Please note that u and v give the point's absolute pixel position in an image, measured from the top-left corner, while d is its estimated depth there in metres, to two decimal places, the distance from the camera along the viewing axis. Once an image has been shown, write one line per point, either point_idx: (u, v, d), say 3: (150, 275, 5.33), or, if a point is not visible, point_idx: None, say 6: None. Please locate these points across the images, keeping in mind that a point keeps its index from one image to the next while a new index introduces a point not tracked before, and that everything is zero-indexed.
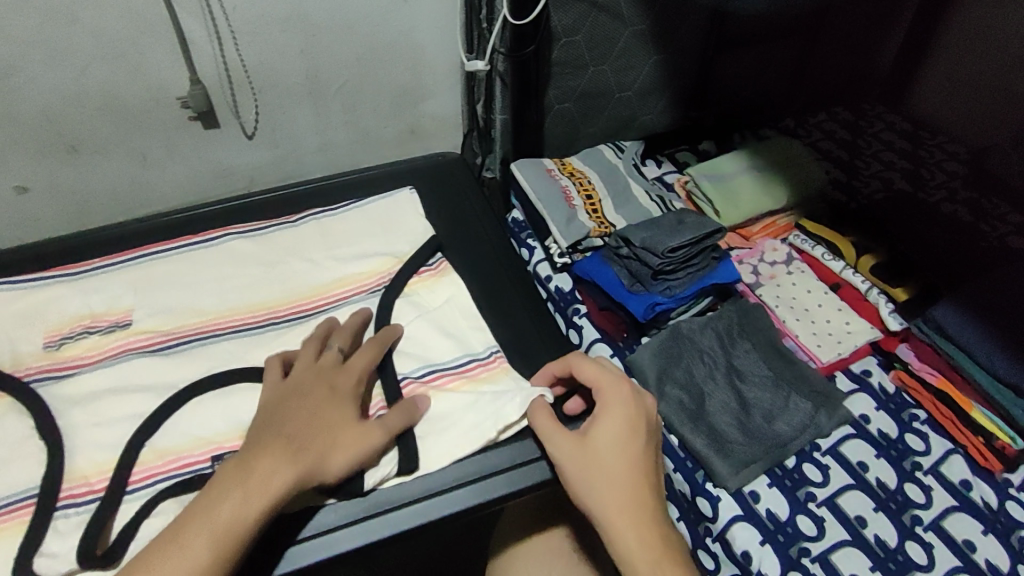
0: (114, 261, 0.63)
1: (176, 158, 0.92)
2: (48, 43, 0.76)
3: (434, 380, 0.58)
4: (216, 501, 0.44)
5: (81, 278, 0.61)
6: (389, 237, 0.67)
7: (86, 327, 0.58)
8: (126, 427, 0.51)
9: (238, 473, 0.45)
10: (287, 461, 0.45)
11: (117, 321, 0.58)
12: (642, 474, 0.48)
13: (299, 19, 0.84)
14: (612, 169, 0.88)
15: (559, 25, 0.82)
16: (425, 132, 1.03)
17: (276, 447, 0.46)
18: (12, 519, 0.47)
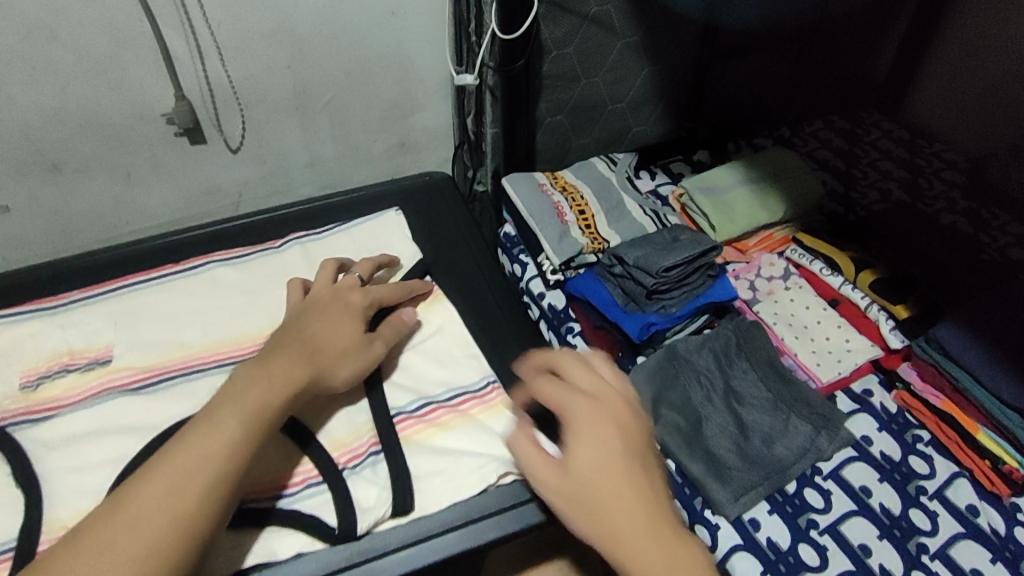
0: (92, 295, 0.66)
1: (163, 177, 0.90)
2: (27, 60, 0.74)
3: (430, 416, 0.61)
4: (229, 403, 0.48)
5: (59, 313, 0.64)
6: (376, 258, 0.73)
7: (65, 365, 0.60)
8: (106, 471, 0.53)
9: (244, 386, 0.50)
10: (305, 361, 0.54)
11: (96, 358, 0.61)
12: (633, 482, 0.45)
13: (286, 33, 0.83)
14: (605, 183, 0.86)
15: (549, 38, 0.80)
16: (417, 147, 1.01)
17: (295, 347, 0.54)
18: None
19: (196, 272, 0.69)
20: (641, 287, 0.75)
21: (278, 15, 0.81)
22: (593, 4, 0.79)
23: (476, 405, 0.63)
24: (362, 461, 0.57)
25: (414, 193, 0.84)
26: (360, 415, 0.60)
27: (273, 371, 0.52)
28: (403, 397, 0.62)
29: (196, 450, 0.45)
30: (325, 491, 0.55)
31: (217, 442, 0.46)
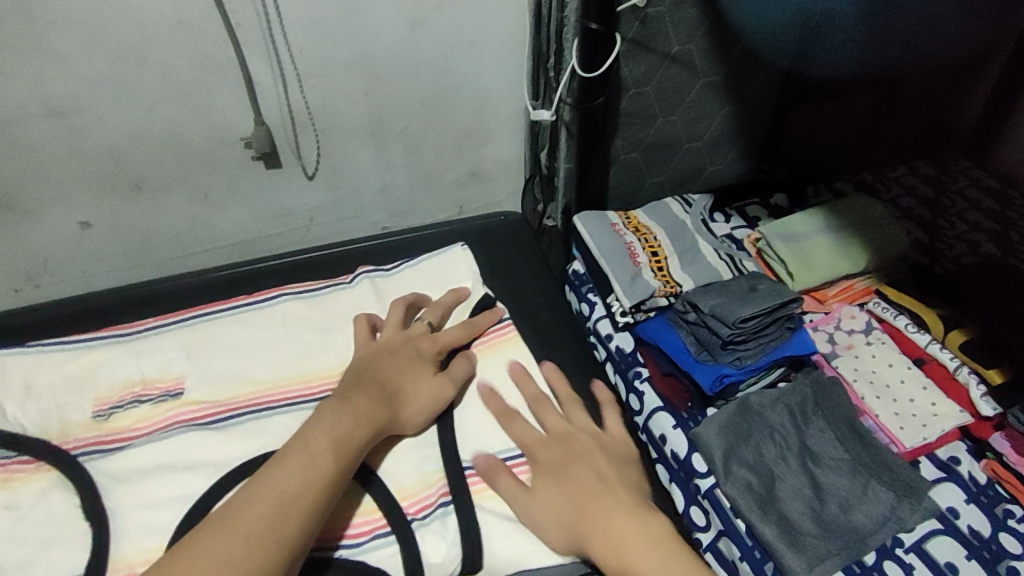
0: (168, 323, 0.68)
1: (239, 199, 0.92)
2: (118, 84, 0.77)
3: (502, 468, 0.60)
4: (319, 431, 0.51)
5: (136, 339, 0.67)
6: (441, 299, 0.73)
7: (137, 396, 0.63)
8: (173, 512, 0.54)
9: (328, 419, 0.53)
10: (381, 403, 0.57)
11: (168, 390, 0.63)
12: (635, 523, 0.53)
13: (366, 62, 0.84)
14: (679, 225, 0.85)
15: (629, 74, 0.80)
16: (487, 176, 1.01)
17: (373, 388, 0.58)
18: None
19: (270, 304, 0.70)
20: (716, 337, 0.72)
21: (360, 45, 0.82)
22: (675, 42, 0.78)
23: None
24: (432, 512, 0.57)
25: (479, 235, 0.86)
26: (431, 464, 0.60)
27: (357, 405, 0.55)
28: (473, 448, 0.61)
29: (296, 471, 0.48)
30: (392, 543, 0.55)
31: (312, 466, 0.49)
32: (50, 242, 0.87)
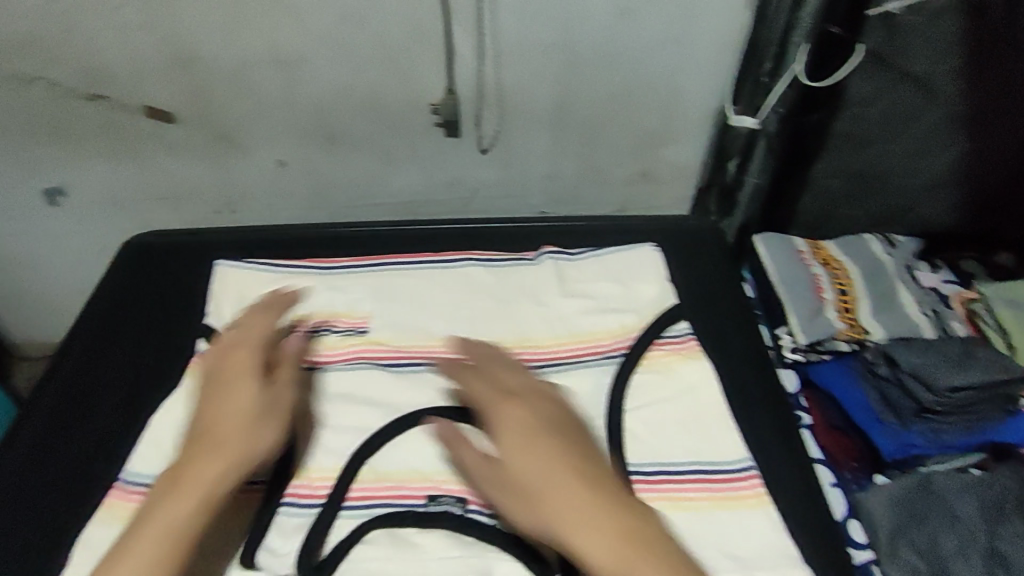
0: (357, 265, 0.70)
1: (416, 161, 0.94)
2: (338, 41, 0.82)
3: (661, 484, 0.54)
4: (244, 374, 0.55)
5: (325, 274, 0.70)
6: (625, 300, 0.65)
7: (328, 325, 0.65)
8: (352, 438, 0.58)
9: (254, 372, 0.55)
10: (275, 426, 0.53)
11: (355, 326, 0.65)
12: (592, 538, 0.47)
13: (565, 47, 0.82)
14: (878, 267, 0.76)
15: (855, 91, 0.74)
16: (660, 179, 0.96)
17: (267, 415, 0.53)
18: (242, 501, 0.55)
19: (456, 266, 0.70)
20: (911, 401, 0.65)
21: (562, 29, 0.81)
22: (920, 63, 0.72)
23: (706, 496, 0.54)
24: None
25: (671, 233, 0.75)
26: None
27: (249, 352, 0.57)
28: (641, 455, 0.56)
29: (228, 407, 0.53)
30: None
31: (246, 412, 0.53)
32: (253, 176, 0.96)
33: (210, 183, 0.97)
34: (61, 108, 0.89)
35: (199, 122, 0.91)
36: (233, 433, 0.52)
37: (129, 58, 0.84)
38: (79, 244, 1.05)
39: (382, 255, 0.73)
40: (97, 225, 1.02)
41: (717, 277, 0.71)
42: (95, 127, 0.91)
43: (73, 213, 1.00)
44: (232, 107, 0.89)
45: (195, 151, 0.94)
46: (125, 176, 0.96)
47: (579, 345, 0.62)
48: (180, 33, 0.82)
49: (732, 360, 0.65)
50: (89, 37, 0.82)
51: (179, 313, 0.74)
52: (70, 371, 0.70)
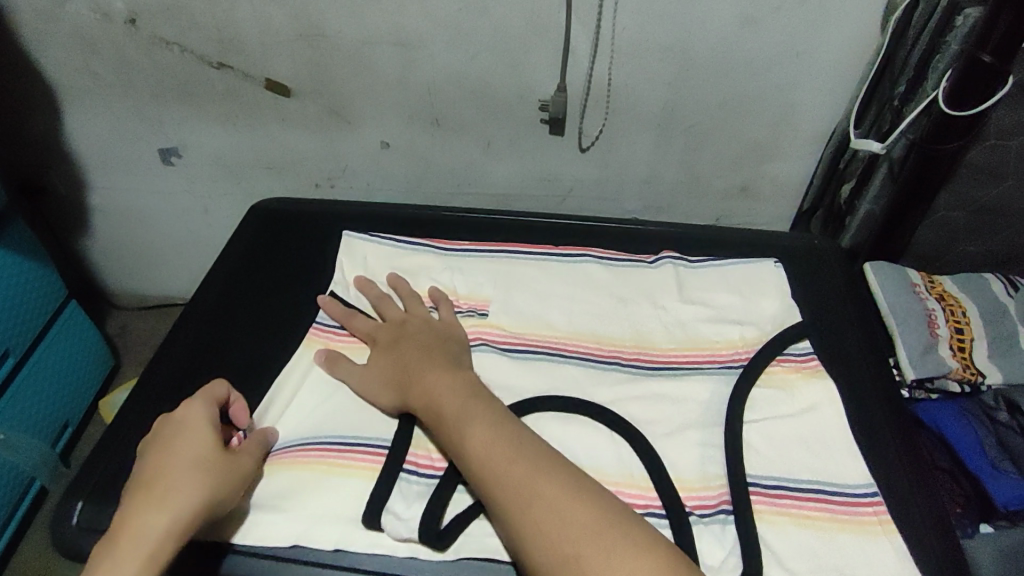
0: (480, 250, 0.75)
1: (515, 153, 0.96)
2: (458, 27, 0.84)
3: (779, 498, 0.56)
4: (195, 426, 0.58)
5: (451, 256, 0.75)
6: (748, 311, 0.68)
7: (451, 305, 0.71)
8: None
9: (437, 369, 0.61)
10: (388, 353, 0.66)
11: (475, 308, 0.70)
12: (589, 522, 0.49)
13: (681, 51, 0.82)
14: (998, 307, 0.72)
15: (997, 122, 0.69)
16: (760, 195, 0.95)
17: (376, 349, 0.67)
18: (368, 463, 0.61)
19: (580, 258, 0.74)
20: None
21: (683, 34, 0.80)
22: None
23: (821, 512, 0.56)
24: (711, 514, 0.56)
25: (790, 251, 0.75)
26: (713, 467, 0.58)
27: (192, 422, 0.59)
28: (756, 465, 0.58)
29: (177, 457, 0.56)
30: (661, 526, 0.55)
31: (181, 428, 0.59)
32: (357, 154, 1.00)
33: (317, 157, 1.01)
34: (189, 72, 0.93)
35: (315, 96, 0.94)
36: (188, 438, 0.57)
37: (258, 29, 0.88)
38: (185, 204, 1.10)
39: (503, 243, 0.77)
40: (205, 187, 1.07)
41: (838, 296, 0.71)
42: (217, 94, 0.95)
43: (185, 173, 1.05)
44: (347, 84, 0.92)
45: (307, 124, 0.97)
46: (238, 143, 1.01)
47: (697, 349, 0.66)
48: (310, 9, 0.85)
49: (855, 384, 0.65)
50: (226, 6, 0.86)
51: (307, 276, 0.78)
52: (201, 319, 0.75)
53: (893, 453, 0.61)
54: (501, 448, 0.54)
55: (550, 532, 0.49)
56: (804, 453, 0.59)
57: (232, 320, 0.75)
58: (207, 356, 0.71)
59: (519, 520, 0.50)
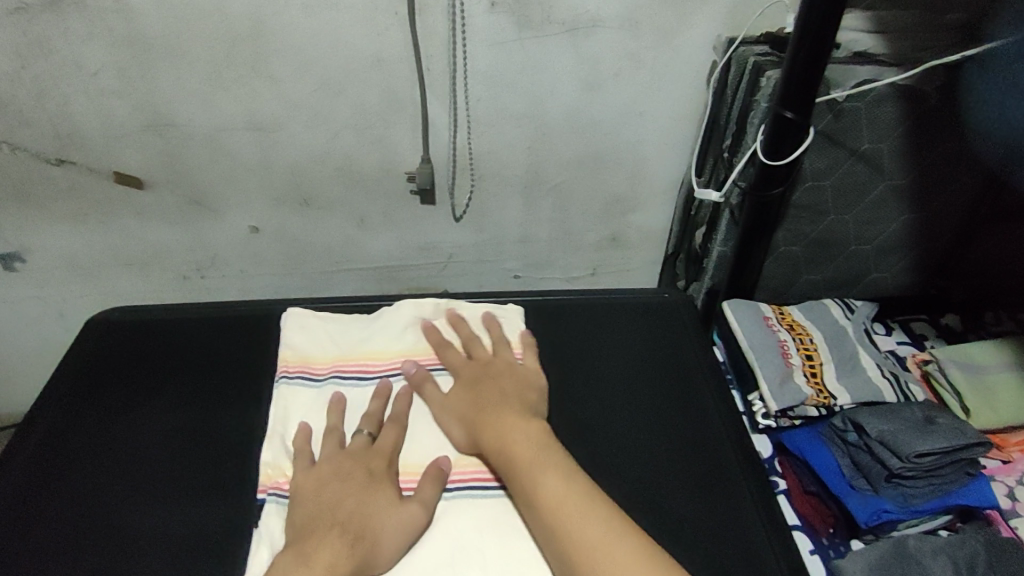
0: (344, 375, 0.70)
1: (389, 227, 0.95)
2: (313, 108, 0.84)
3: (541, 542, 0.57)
4: None
5: (296, 385, 0.69)
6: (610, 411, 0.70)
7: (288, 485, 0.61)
8: None
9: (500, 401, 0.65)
10: None
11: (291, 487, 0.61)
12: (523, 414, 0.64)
13: (535, 116, 0.85)
14: (840, 330, 0.81)
15: (809, 167, 0.78)
16: (628, 244, 0.99)
17: None
18: None
19: (344, 385, 0.70)
20: (881, 466, 0.68)
21: (535, 102, 0.84)
22: (865, 141, 0.76)
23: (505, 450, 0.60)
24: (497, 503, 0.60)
25: (646, 308, 0.84)
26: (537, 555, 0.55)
27: (374, 466, 0.61)
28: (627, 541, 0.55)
29: None
30: None
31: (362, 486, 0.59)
32: (224, 240, 0.96)
33: (179, 248, 0.96)
34: (27, 173, 0.87)
35: (172, 187, 0.90)
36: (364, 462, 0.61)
37: (101, 122, 0.83)
38: (35, 311, 1.01)
39: (362, 363, 0.72)
40: (58, 290, 0.99)
41: (685, 347, 0.79)
42: (61, 194, 0.89)
43: (34, 279, 0.97)
44: (205, 172, 0.89)
45: (166, 217, 0.93)
46: (91, 241, 0.94)
47: None
48: (156, 100, 0.82)
49: (709, 429, 0.71)
50: (61, 103, 0.81)
51: (169, 384, 0.77)
52: (38, 448, 0.71)
53: (749, 496, 0.65)
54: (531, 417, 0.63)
55: (544, 479, 0.56)
56: (660, 506, 0.64)
57: (74, 446, 0.71)
58: (37, 493, 0.67)
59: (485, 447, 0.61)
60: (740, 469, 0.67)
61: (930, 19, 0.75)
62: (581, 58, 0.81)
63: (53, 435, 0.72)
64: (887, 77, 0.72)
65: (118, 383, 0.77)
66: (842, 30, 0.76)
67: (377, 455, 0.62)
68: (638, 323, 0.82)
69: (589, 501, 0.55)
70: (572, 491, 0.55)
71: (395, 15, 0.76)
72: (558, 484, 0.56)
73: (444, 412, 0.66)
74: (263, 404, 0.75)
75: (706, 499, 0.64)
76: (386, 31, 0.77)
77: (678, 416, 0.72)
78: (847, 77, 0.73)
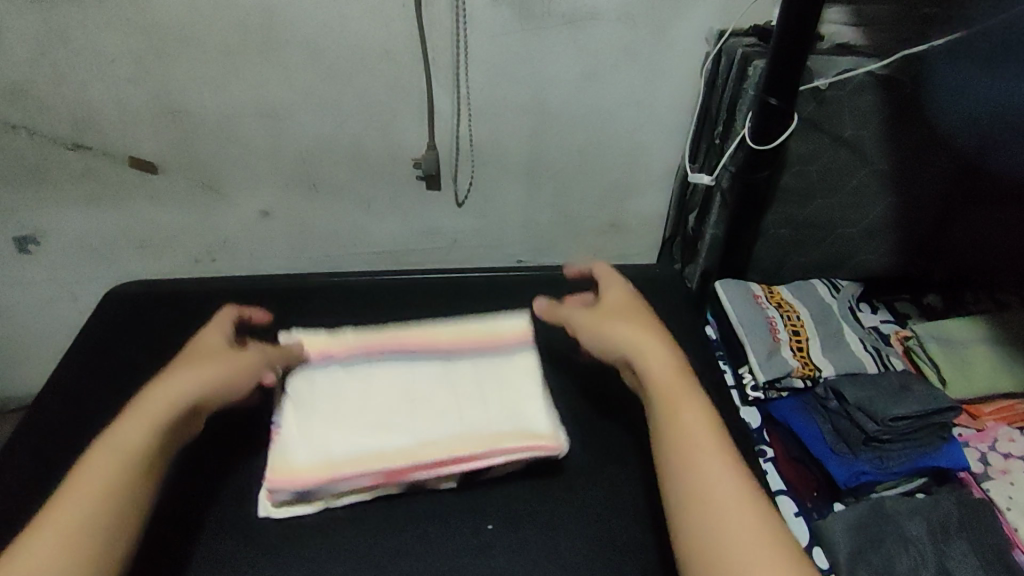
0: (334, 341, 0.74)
1: (396, 211, 0.99)
2: (322, 96, 0.87)
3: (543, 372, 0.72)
4: None
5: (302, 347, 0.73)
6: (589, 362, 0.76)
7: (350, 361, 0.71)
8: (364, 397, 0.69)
9: (647, 336, 0.60)
10: None
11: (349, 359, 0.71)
12: (676, 369, 0.57)
13: (535, 105, 0.89)
14: (825, 308, 0.86)
15: (795, 152, 0.82)
16: (626, 228, 1.03)
17: None
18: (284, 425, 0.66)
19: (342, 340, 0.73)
20: (858, 431, 0.73)
21: (535, 90, 0.88)
22: (847, 127, 0.80)
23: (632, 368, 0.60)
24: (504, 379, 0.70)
25: (641, 286, 0.88)
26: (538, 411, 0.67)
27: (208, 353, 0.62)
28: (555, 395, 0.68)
29: None
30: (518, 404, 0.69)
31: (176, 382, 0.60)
32: (235, 224, 0.99)
33: (191, 232, 0.99)
34: (43, 157, 0.90)
35: (184, 172, 0.93)
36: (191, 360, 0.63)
37: (117, 109, 0.87)
38: (49, 294, 1.04)
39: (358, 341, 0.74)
40: (70, 272, 1.02)
41: (678, 322, 0.83)
42: (76, 177, 0.92)
43: (49, 261, 1.00)
44: (217, 157, 0.92)
45: (179, 200, 0.96)
46: (105, 225, 0.97)
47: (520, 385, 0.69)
48: (170, 86, 0.85)
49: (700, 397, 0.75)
50: (78, 89, 0.84)
51: None
52: (60, 410, 0.74)
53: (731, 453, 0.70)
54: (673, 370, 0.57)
55: (692, 413, 0.54)
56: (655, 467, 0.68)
57: (97, 410, 0.74)
58: (61, 451, 0.70)
59: (613, 350, 0.61)
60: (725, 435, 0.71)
61: (904, 12, 0.80)
62: (579, 49, 0.85)
63: (74, 398, 0.76)
64: (867, 66, 0.76)
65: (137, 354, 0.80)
66: (825, 23, 0.81)
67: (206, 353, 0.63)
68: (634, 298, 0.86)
69: (726, 450, 0.52)
70: (681, 394, 0.55)
71: (402, 7, 0.80)
72: (664, 369, 0.57)
73: (589, 330, 0.64)
74: None
75: None
76: (392, 21, 0.81)
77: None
78: (829, 67, 0.77)
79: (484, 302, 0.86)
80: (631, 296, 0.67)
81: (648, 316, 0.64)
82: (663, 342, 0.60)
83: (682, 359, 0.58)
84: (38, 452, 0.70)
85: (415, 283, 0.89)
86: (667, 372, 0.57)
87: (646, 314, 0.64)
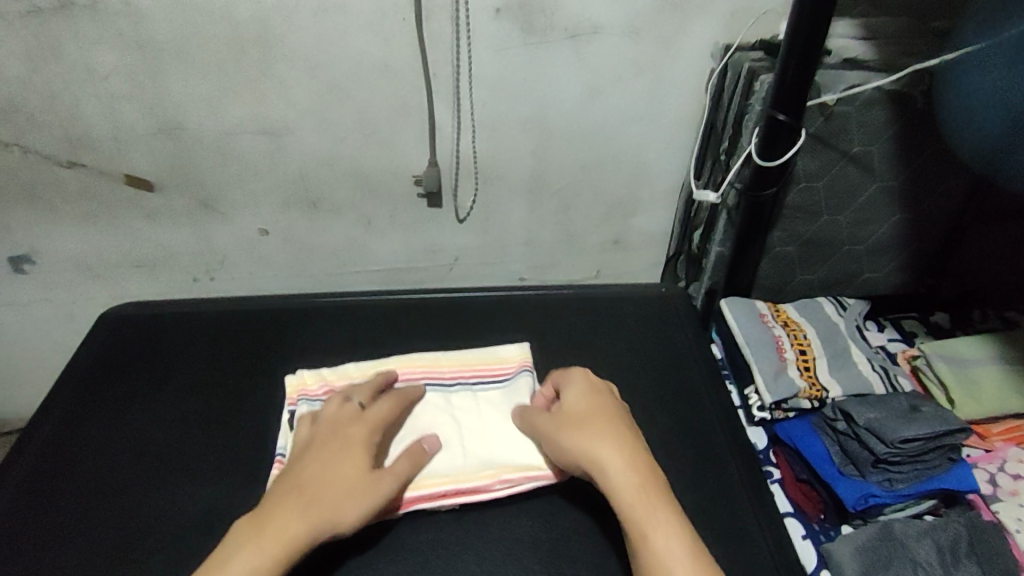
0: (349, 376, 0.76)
1: (397, 229, 0.98)
2: (322, 113, 0.86)
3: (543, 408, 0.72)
4: None
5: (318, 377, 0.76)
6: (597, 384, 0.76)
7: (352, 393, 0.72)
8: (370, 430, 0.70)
9: (600, 436, 0.60)
10: None
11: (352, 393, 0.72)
12: (643, 472, 0.57)
13: (538, 120, 0.88)
14: (832, 326, 0.85)
15: (802, 169, 0.81)
16: (629, 243, 1.02)
17: None
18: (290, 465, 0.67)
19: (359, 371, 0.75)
20: (867, 452, 0.72)
21: (537, 106, 0.87)
22: (856, 144, 0.79)
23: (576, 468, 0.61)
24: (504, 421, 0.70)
25: (646, 304, 0.87)
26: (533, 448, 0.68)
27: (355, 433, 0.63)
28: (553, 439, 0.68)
29: None
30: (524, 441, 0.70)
31: (334, 450, 0.61)
32: (233, 242, 0.98)
33: (189, 251, 0.98)
34: (37, 175, 0.88)
35: (181, 190, 0.92)
36: (349, 427, 0.64)
37: (113, 127, 0.85)
38: (45, 314, 1.02)
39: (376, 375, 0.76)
40: (66, 291, 1.00)
41: (684, 341, 0.83)
42: (71, 196, 0.91)
43: (44, 280, 0.99)
44: (215, 176, 0.91)
45: (176, 219, 0.95)
46: (100, 244, 0.96)
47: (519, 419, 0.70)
48: (167, 104, 0.84)
49: (707, 420, 0.74)
50: (72, 107, 0.83)
51: (187, 380, 0.79)
52: (56, 437, 0.73)
53: (739, 478, 0.69)
54: (641, 477, 0.57)
55: (612, 467, 0.57)
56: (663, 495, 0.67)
57: (92, 438, 0.73)
58: (56, 481, 0.69)
59: (568, 453, 0.60)
60: (733, 458, 0.70)
61: (916, 27, 0.80)
62: (582, 64, 0.83)
63: (67, 425, 0.74)
64: (876, 82, 0.75)
65: (135, 379, 0.79)
66: (833, 37, 0.80)
67: (363, 422, 0.64)
68: (639, 317, 0.85)
69: (664, 503, 0.56)
70: (644, 492, 0.56)
71: (403, 22, 0.78)
72: (616, 463, 0.58)
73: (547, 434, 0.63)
74: (273, 406, 0.76)
75: (703, 484, 0.68)
76: (393, 36, 0.79)
77: (680, 408, 0.75)
78: (838, 82, 0.76)
79: (488, 324, 0.85)
80: (590, 384, 0.66)
81: (615, 404, 0.64)
82: (631, 449, 0.59)
83: (614, 426, 0.61)
84: (31, 482, 0.69)
85: (416, 304, 0.88)
86: (627, 466, 0.58)
87: (612, 402, 0.65)
